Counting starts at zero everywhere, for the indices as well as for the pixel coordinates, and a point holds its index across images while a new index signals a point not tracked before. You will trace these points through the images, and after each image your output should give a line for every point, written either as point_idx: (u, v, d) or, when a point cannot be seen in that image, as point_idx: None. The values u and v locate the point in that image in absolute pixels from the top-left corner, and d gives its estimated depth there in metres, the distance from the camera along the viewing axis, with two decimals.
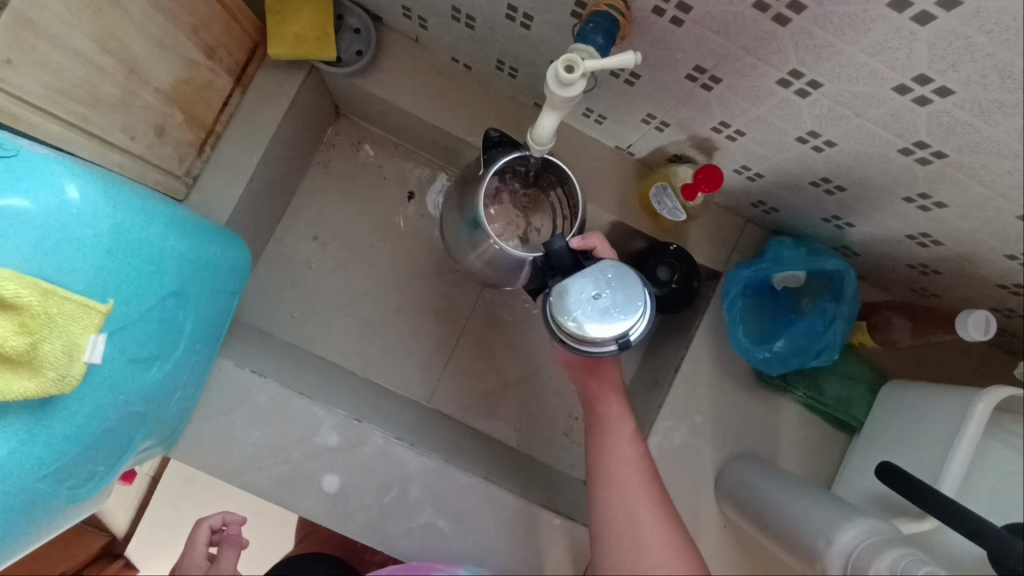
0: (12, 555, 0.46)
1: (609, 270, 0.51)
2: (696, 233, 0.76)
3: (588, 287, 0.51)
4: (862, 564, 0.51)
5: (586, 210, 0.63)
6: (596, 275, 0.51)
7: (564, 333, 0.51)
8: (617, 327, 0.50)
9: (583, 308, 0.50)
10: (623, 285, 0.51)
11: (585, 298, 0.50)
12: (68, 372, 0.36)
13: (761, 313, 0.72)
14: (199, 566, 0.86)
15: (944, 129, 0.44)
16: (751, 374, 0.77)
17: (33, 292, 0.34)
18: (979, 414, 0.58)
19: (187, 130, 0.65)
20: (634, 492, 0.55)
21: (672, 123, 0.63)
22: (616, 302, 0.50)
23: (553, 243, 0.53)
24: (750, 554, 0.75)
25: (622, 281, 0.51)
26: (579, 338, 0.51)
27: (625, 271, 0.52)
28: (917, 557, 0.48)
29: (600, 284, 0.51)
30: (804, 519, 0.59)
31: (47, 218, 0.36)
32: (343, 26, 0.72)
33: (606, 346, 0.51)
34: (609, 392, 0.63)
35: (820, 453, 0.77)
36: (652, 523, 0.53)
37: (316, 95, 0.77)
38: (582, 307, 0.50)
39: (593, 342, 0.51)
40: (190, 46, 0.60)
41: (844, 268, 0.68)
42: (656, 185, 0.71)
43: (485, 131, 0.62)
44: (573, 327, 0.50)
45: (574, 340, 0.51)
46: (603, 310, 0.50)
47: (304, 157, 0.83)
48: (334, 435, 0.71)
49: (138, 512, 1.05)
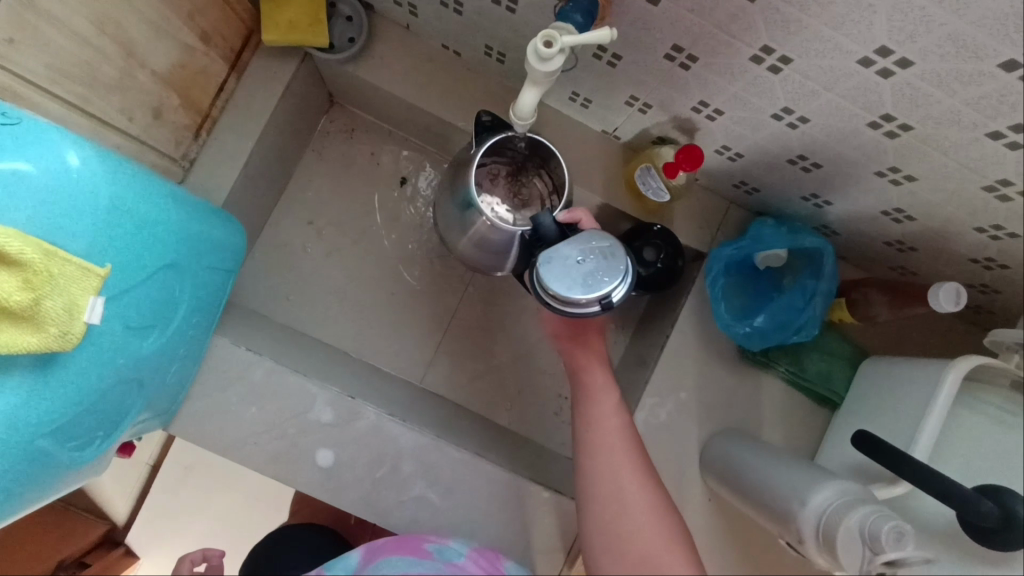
0: (16, 514, 0.48)
1: (593, 239, 0.53)
2: (680, 214, 0.78)
3: (572, 252, 0.52)
4: (832, 524, 0.53)
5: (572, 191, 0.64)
6: (580, 241, 0.52)
7: (548, 296, 0.52)
8: (600, 289, 0.51)
9: (567, 272, 0.51)
10: (607, 251, 0.52)
11: (570, 262, 0.52)
12: (69, 329, 0.38)
13: (744, 292, 0.74)
14: None
15: (907, 102, 0.46)
16: (735, 352, 0.79)
17: (36, 251, 0.36)
18: (950, 383, 0.61)
19: (184, 114, 0.67)
20: (620, 458, 0.57)
21: (654, 105, 0.65)
22: (600, 266, 0.52)
23: (539, 217, 0.55)
24: (733, 526, 0.78)
25: (606, 247, 0.52)
26: (563, 301, 0.52)
27: (609, 238, 0.53)
28: (884, 514, 0.51)
29: (585, 249, 0.52)
30: (782, 484, 0.61)
31: (48, 183, 0.38)
32: (335, 13, 0.74)
33: (590, 309, 0.52)
34: (594, 361, 0.64)
35: (802, 428, 0.79)
36: (636, 488, 0.55)
37: (309, 81, 0.79)
38: (567, 270, 0.51)
39: (578, 305, 0.52)
40: (187, 31, 0.61)
41: (822, 246, 0.70)
42: (641, 166, 0.72)
43: (477, 115, 0.64)
44: (557, 290, 0.51)
45: (559, 303, 0.52)
46: (586, 273, 0.51)
47: (298, 143, 0.85)
48: (328, 411, 0.73)
49: (138, 501, 1.07)
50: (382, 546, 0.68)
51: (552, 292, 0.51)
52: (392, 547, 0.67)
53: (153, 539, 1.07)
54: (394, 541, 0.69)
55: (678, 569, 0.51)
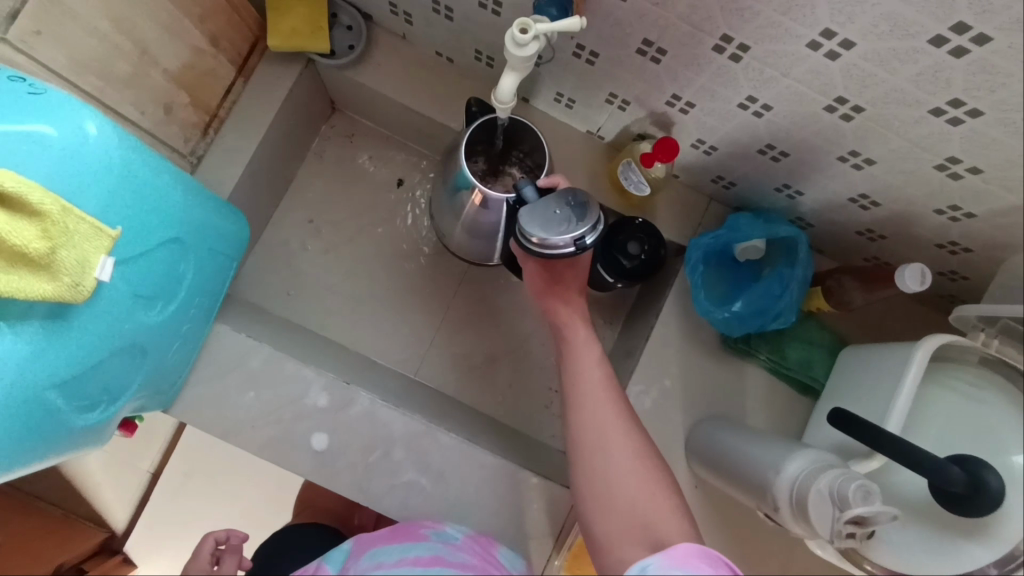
0: (23, 469, 0.51)
1: (569, 193, 0.58)
2: (662, 210, 0.82)
3: (549, 203, 0.58)
4: (804, 490, 0.56)
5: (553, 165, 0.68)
6: (558, 196, 0.58)
7: (530, 244, 0.58)
8: (572, 229, 0.56)
9: (544, 218, 0.57)
10: (581, 201, 0.58)
11: (547, 212, 0.57)
12: (80, 281, 0.42)
13: (724, 277, 0.79)
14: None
15: (856, 83, 0.50)
16: (718, 342, 0.82)
17: (55, 205, 0.39)
18: (919, 359, 0.63)
19: (192, 113, 0.72)
20: (605, 410, 0.59)
21: (632, 101, 0.69)
22: (575, 214, 0.57)
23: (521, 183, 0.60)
24: (719, 513, 0.79)
25: (579, 197, 0.58)
26: (542, 246, 0.57)
27: (583, 191, 0.59)
28: (852, 476, 0.53)
29: (561, 201, 0.58)
30: (762, 460, 0.63)
31: (68, 148, 0.42)
32: (336, 23, 0.80)
33: (565, 249, 0.57)
34: (576, 319, 0.67)
35: (784, 416, 0.81)
36: (621, 437, 0.57)
37: (311, 87, 0.84)
38: (545, 218, 0.57)
39: (555, 247, 0.57)
40: (198, 34, 0.67)
41: (797, 234, 0.73)
42: (622, 162, 0.76)
43: (466, 104, 0.69)
44: (536, 236, 0.57)
45: (539, 248, 0.58)
46: (562, 220, 0.57)
47: (300, 147, 0.89)
48: (324, 396, 0.76)
49: (137, 510, 1.05)
50: (382, 534, 0.68)
51: (530, 238, 0.57)
52: (391, 536, 0.68)
53: (152, 548, 1.04)
54: (395, 528, 0.70)
55: (665, 511, 0.53)
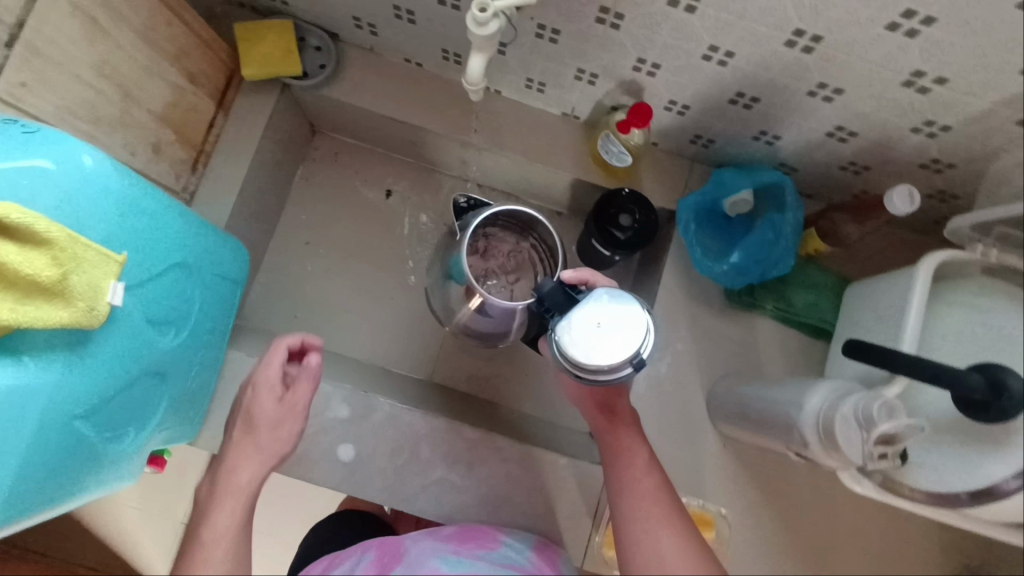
0: (60, 505, 0.52)
1: (605, 297, 0.51)
2: (647, 178, 0.83)
3: (588, 315, 0.51)
4: (827, 419, 0.56)
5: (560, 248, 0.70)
6: (593, 304, 0.51)
7: (577, 368, 0.51)
8: (626, 348, 0.49)
9: (585, 336, 0.50)
10: (621, 306, 0.51)
11: (587, 327, 0.50)
12: (93, 305, 0.43)
13: (717, 234, 0.79)
14: (272, 395, 0.57)
15: (810, 11, 0.51)
16: (722, 299, 0.83)
17: (61, 233, 0.41)
18: (922, 278, 0.63)
19: (180, 149, 0.74)
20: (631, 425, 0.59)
21: (600, 73, 0.71)
22: (618, 324, 0.50)
23: (540, 283, 0.55)
24: (750, 465, 0.79)
25: (619, 303, 0.51)
26: (593, 370, 0.50)
27: (620, 293, 0.52)
28: (873, 399, 0.53)
29: (599, 311, 0.51)
30: (783, 401, 0.64)
31: (68, 178, 0.44)
32: (305, 46, 0.82)
33: (624, 372, 0.50)
34: None
35: (798, 362, 0.81)
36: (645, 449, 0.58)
37: (289, 111, 0.86)
38: (587, 336, 0.50)
39: (609, 370, 0.50)
40: (175, 72, 0.69)
41: (781, 179, 0.74)
42: (601, 135, 0.78)
43: (454, 200, 0.69)
44: (583, 360, 0.50)
45: (589, 372, 0.51)
46: (606, 334, 0.50)
47: (286, 171, 0.92)
48: (344, 406, 0.77)
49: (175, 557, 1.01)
50: (445, 535, 0.63)
51: (576, 363, 0.50)
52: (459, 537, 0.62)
53: None
54: (457, 531, 0.64)
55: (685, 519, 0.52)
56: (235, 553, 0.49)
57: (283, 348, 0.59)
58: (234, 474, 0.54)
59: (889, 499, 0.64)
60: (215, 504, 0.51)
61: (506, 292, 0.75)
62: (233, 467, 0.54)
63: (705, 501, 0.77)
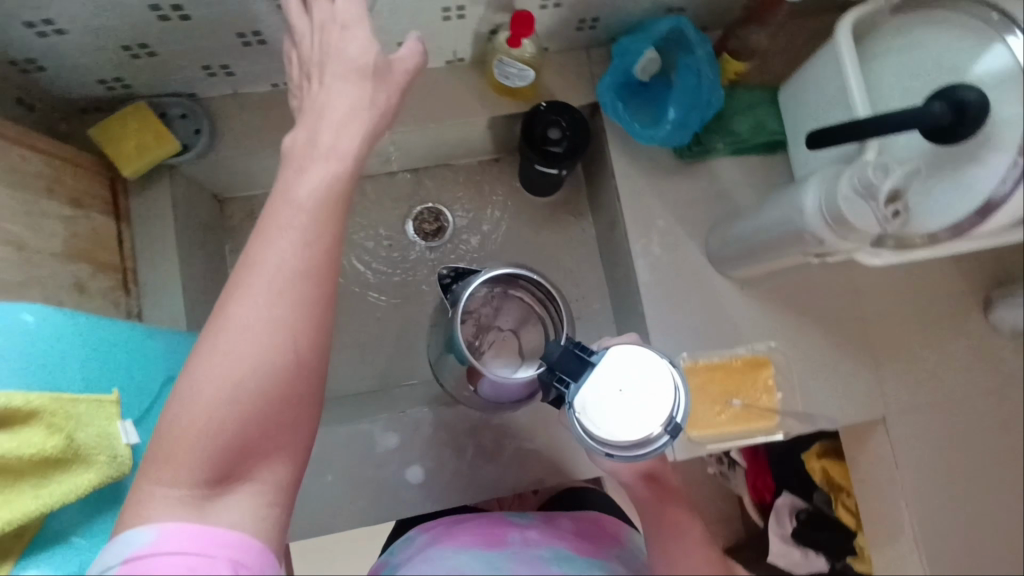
0: None
1: (623, 358, 0.52)
2: (554, 85, 0.82)
3: (610, 383, 0.51)
4: (830, 211, 0.57)
5: (559, 297, 0.67)
6: (615, 370, 0.52)
7: (602, 445, 0.51)
8: (656, 416, 0.50)
9: (613, 411, 0.51)
10: (644, 367, 0.52)
11: (614, 396, 0.51)
12: (113, 451, 0.46)
13: (645, 103, 0.79)
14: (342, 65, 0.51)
15: None
16: (676, 160, 0.83)
17: (48, 401, 0.44)
18: (847, 44, 0.64)
19: (104, 277, 0.70)
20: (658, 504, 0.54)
21: (466, 3, 0.69)
22: (641, 387, 0.51)
23: (549, 350, 0.54)
24: (773, 292, 0.81)
25: (641, 363, 0.52)
26: (623, 447, 0.50)
27: (642, 353, 0.52)
28: (862, 172, 0.54)
29: (622, 377, 0.52)
30: (782, 218, 0.64)
31: (27, 349, 0.46)
32: (170, 119, 0.78)
33: (661, 441, 0.50)
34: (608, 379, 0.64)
35: (769, 181, 0.83)
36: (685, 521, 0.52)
37: (188, 190, 0.82)
38: (612, 405, 0.51)
39: (643, 442, 0.50)
40: (58, 205, 0.64)
41: (677, 21, 0.74)
42: (495, 62, 0.75)
43: (439, 275, 0.69)
44: (611, 435, 0.50)
45: (620, 450, 0.51)
46: (628, 401, 0.51)
47: (216, 251, 0.88)
48: (391, 434, 0.75)
49: None
50: (568, 535, 0.55)
51: (600, 438, 0.50)
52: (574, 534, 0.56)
53: None
54: (580, 525, 0.59)
55: None
56: (304, 316, 0.44)
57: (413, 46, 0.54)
58: (315, 161, 0.48)
59: (907, 255, 0.66)
60: (282, 209, 0.46)
61: (512, 362, 0.70)
62: (286, 199, 0.46)
63: (751, 344, 0.79)
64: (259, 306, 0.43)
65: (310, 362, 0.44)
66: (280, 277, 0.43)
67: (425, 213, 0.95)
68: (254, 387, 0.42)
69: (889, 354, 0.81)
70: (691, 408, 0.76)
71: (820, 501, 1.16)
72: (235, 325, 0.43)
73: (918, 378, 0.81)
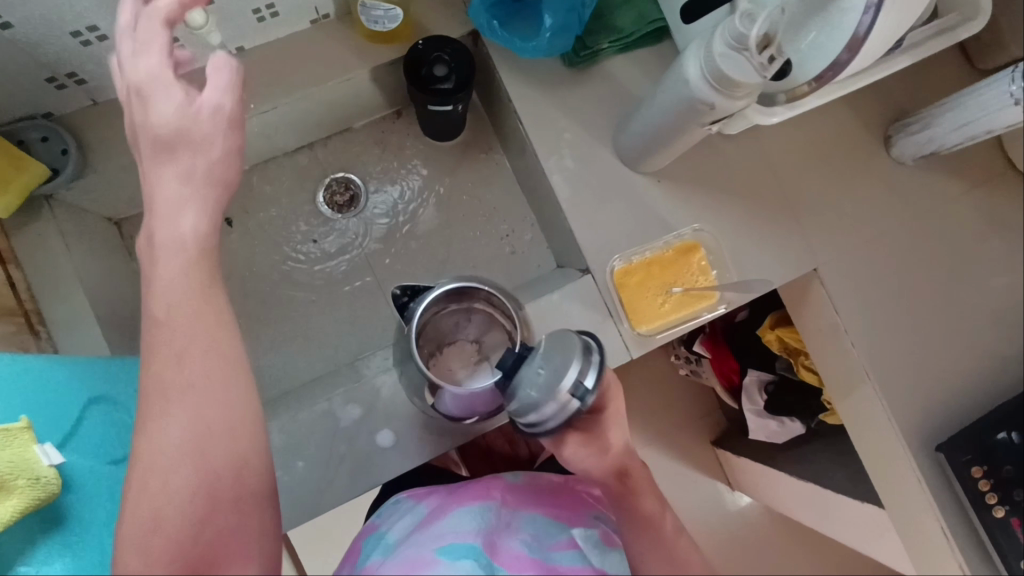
0: None
1: (550, 347, 0.54)
2: (425, 23, 0.80)
3: (534, 364, 0.55)
4: (711, 74, 0.57)
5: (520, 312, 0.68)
6: (541, 355, 0.55)
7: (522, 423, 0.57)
8: (557, 388, 0.53)
9: (527, 388, 0.54)
10: (562, 351, 0.54)
11: (530, 370, 0.55)
12: (30, 477, 0.50)
13: (523, 16, 0.77)
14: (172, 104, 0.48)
15: None
16: (567, 71, 0.82)
17: None
18: None
19: (5, 324, 0.66)
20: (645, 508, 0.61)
21: None
22: (552, 365, 0.53)
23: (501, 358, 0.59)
24: (689, 177, 0.83)
25: (557, 347, 0.54)
26: (536, 423, 0.55)
27: (566, 340, 0.54)
28: (730, 26, 0.55)
29: (546, 360, 0.54)
30: (670, 95, 0.65)
31: None
32: (31, 144, 0.72)
33: (570, 408, 0.53)
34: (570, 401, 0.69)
35: (663, 70, 0.83)
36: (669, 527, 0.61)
37: (75, 218, 0.78)
38: (529, 378, 0.54)
39: (548, 411, 0.53)
40: None
41: None
42: (358, 7, 0.72)
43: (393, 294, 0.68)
44: (521, 410, 0.55)
45: (534, 424, 0.56)
46: (541, 376, 0.54)
47: (125, 275, 0.84)
48: (353, 406, 0.74)
49: None
50: (549, 490, 0.67)
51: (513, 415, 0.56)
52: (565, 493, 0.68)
53: None
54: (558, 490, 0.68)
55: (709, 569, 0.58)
56: (219, 398, 0.43)
57: (226, 82, 0.49)
58: (175, 244, 0.47)
59: (800, 105, 0.69)
60: (160, 257, 0.47)
61: (478, 372, 0.71)
62: (170, 316, 0.45)
63: (679, 231, 0.81)
64: (169, 344, 0.43)
65: (248, 429, 0.44)
66: (179, 390, 0.43)
67: (335, 184, 0.92)
68: (200, 433, 0.43)
69: (810, 207, 0.84)
70: (633, 305, 0.78)
71: (784, 369, 1.21)
72: (161, 389, 0.43)
73: (841, 223, 0.85)
